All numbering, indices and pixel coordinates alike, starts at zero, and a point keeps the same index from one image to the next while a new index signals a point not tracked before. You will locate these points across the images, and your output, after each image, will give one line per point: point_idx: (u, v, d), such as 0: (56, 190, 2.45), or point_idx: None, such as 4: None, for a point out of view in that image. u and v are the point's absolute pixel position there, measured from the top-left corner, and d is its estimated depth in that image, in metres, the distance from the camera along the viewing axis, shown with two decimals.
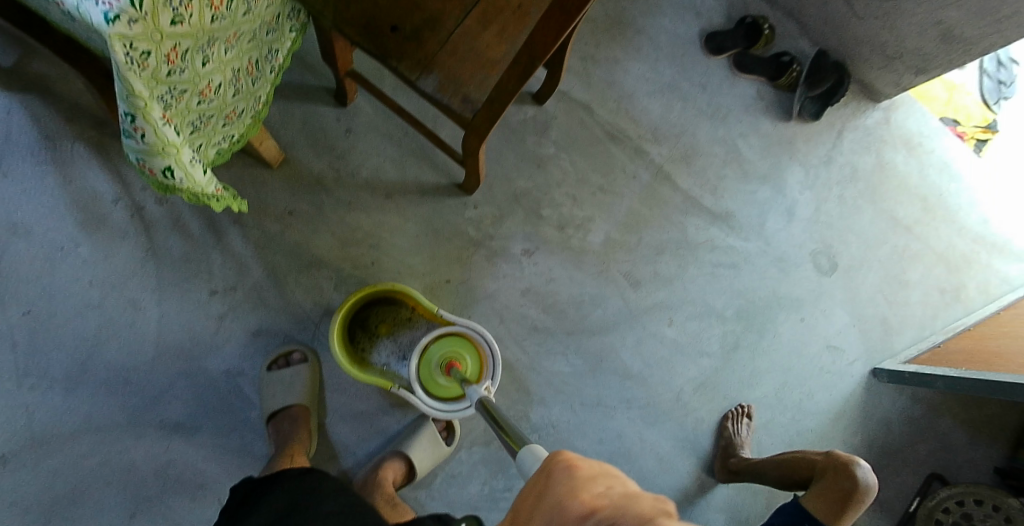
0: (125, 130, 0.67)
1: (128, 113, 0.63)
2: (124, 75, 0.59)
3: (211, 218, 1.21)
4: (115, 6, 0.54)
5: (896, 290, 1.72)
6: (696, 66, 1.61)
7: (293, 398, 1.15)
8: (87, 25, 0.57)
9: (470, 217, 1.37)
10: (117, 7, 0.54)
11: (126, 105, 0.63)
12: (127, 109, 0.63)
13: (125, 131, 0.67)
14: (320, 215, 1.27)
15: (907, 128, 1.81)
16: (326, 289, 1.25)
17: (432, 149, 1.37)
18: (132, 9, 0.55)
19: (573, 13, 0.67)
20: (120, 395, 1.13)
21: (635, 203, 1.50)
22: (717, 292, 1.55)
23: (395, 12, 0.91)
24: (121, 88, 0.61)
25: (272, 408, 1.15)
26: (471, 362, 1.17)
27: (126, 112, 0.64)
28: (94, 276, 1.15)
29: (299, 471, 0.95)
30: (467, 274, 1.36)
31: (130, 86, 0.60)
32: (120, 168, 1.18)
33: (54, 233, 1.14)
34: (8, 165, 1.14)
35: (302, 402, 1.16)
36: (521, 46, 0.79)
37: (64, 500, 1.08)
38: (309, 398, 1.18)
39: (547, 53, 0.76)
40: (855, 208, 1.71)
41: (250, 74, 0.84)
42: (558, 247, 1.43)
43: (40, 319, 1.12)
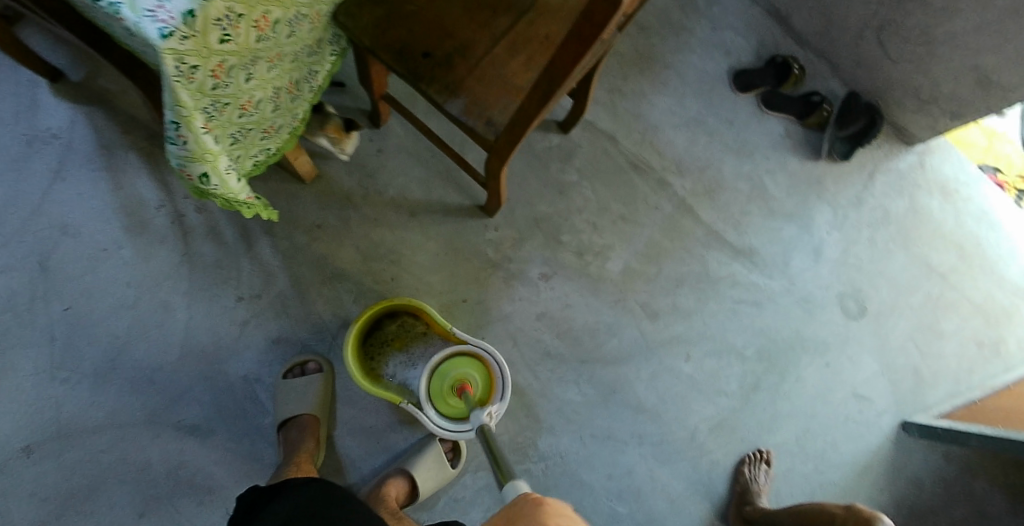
0: (169, 136, 0.70)
1: (173, 122, 0.66)
2: (172, 86, 0.61)
3: (244, 227, 1.25)
4: (169, 23, 0.56)
5: (930, 340, 1.65)
6: (724, 103, 1.62)
7: (305, 407, 1.16)
8: (142, 40, 0.60)
9: (490, 238, 1.39)
10: (172, 24, 0.56)
11: (171, 114, 0.66)
12: (172, 117, 0.66)
13: (169, 138, 0.70)
14: (346, 229, 1.30)
15: (943, 174, 1.77)
16: (345, 302, 1.27)
17: (458, 171, 1.40)
18: (185, 27, 0.57)
19: (591, 42, 0.68)
20: (143, 393, 1.15)
21: (655, 234, 1.50)
22: (738, 330, 1.52)
23: (428, 38, 0.95)
24: (169, 99, 0.64)
25: (283, 415, 1.16)
26: (479, 375, 1.18)
27: (171, 121, 0.67)
28: (131, 277, 1.19)
29: (299, 481, 0.94)
30: (483, 295, 1.37)
31: (177, 97, 0.63)
32: (164, 176, 1.23)
33: (99, 235, 1.19)
34: (68, 170, 1.21)
35: (312, 412, 1.17)
36: (541, 71, 0.80)
37: (80, 493, 1.09)
38: (320, 408, 1.19)
39: (566, 77, 0.77)
40: (886, 252, 1.66)
41: (290, 92, 0.89)
42: (576, 274, 1.43)
43: (79, 316, 1.16)
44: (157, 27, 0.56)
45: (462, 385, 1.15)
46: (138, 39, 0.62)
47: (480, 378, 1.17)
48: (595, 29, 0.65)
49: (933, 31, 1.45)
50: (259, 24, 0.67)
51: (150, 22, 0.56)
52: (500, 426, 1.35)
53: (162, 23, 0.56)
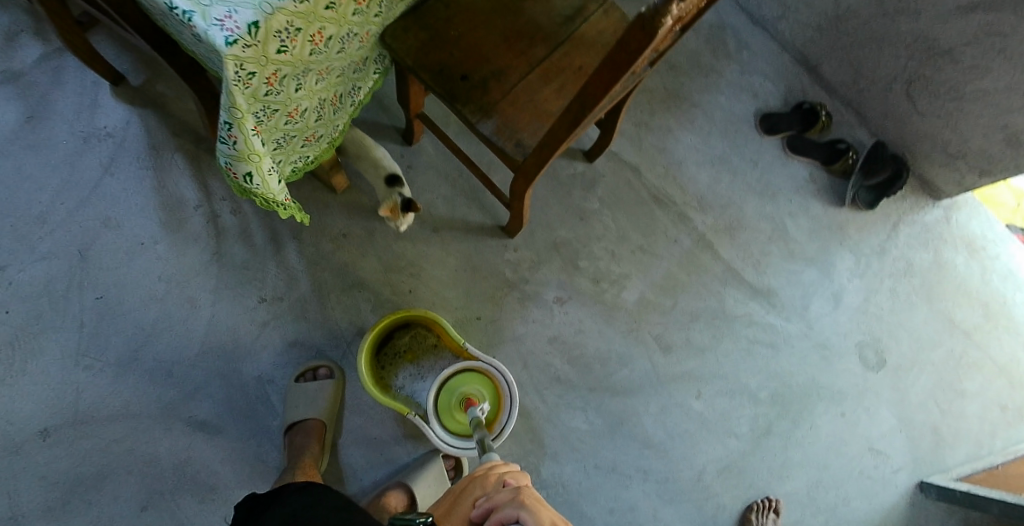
0: (221, 136, 0.73)
1: (226, 122, 0.70)
2: (229, 89, 0.65)
3: (273, 230, 1.27)
4: (235, 32, 0.62)
5: (951, 399, 1.61)
6: (749, 144, 1.64)
7: (313, 412, 1.17)
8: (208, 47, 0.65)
9: (508, 258, 1.42)
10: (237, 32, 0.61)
11: (226, 115, 0.70)
12: (226, 118, 0.70)
13: (221, 138, 0.73)
14: (371, 240, 1.33)
15: (969, 231, 1.75)
16: (363, 311, 1.29)
17: (482, 191, 1.44)
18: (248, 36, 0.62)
19: (623, 70, 0.66)
20: (160, 386, 1.14)
21: (673, 267, 1.51)
22: (752, 371, 1.50)
23: (467, 62, 0.99)
24: (225, 101, 0.67)
25: (292, 418, 1.16)
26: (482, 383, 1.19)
27: (224, 121, 0.71)
28: (164, 271, 1.18)
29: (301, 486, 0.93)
30: (497, 313, 1.39)
31: (233, 99, 0.67)
32: (204, 176, 1.23)
33: (136, 227, 1.18)
34: (114, 163, 1.19)
35: (318, 417, 1.17)
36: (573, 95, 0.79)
37: (87, 484, 1.07)
38: (327, 415, 1.19)
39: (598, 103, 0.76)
40: (907, 304, 1.64)
41: (333, 105, 0.93)
42: (590, 300, 1.45)
43: (109, 306, 1.14)
44: (223, 35, 0.61)
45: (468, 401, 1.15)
46: (203, 46, 0.67)
47: (483, 386, 1.18)
48: (618, 73, 0.67)
49: (962, 87, 1.46)
50: (314, 38, 0.72)
51: (217, 30, 0.61)
52: (504, 448, 1.34)
53: (229, 31, 0.61)
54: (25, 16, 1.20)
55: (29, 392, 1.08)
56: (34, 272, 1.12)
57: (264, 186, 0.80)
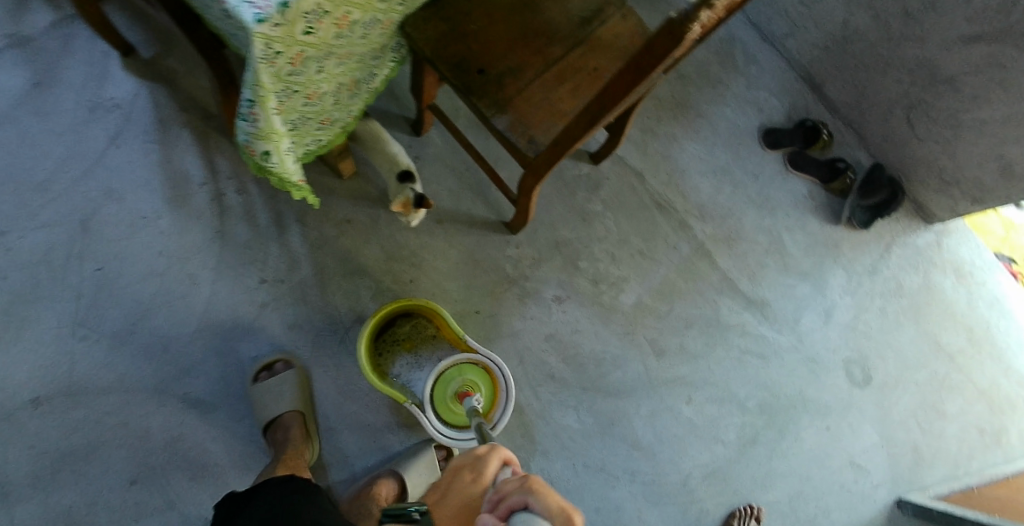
0: (242, 113, 0.73)
1: (249, 99, 0.70)
2: (256, 67, 0.66)
3: (278, 212, 1.26)
4: (265, 12, 0.61)
5: (933, 420, 1.64)
6: (751, 157, 1.67)
7: (285, 406, 1.14)
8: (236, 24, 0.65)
9: (510, 254, 1.43)
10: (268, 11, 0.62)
11: (249, 93, 0.70)
12: (249, 96, 0.70)
13: (242, 115, 0.73)
14: (375, 227, 1.33)
15: (959, 256, 1.79)
16: (363, 297, 1.29)
17: (488, 187, 1.45)
18: (279, 16, 0.62)
19: (648, 73, 0.66)
20: (155, 361, 1.13)
21: (670, 273, 1.53)
22: (742, 380, 1.53)
23: (485, 57, 1.00)
24: (250, 78, 0.68)
25: (266, 417, 1.13)
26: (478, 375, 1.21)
27: (247, 99, 0.71)
28: (166, 246, 1.17)
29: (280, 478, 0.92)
30: (496, 308, 1.40)
31: (258, 77, 0.67)
32: (212, 153, 1.23)
33: (141, 201, 1.17)
34: (122, 135, 1.18)
35: (292, 409, 1.14)
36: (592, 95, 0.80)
37: (76, 455, 1.06)
38: (302, 403, 1.16)
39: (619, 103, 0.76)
40: (896, 324, 1.67)
41: (350, 90, 0.94)
42: (588, 300, 1.46)
43: (109, 278, 1.13)
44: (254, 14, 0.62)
45: (465, 392, 1.16)
46: (230, 22, 0.67)
47: (480, 377, 1.20)
48: (640, 75, 0.68)
49: (961, 116, 1.49)
50: (340, 22, 0.72)
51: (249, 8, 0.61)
52: (495, 442, 1.35)
53: (260, 9, 0.60)
54: None
55: (22, 360, 1.07)
56: (35, 239, 1.11)
57: (280, 164, 0.81)
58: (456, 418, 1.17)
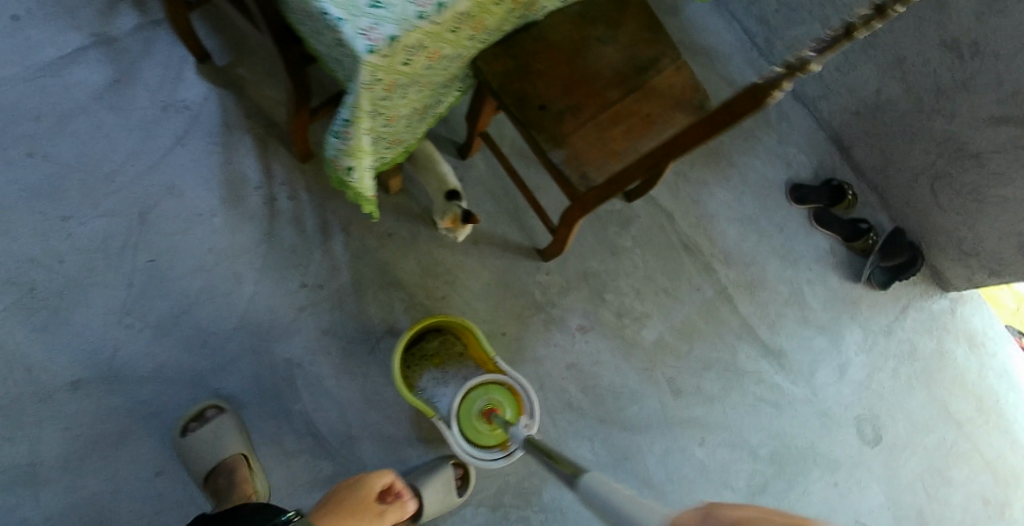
0: (334, 132, 0.78)
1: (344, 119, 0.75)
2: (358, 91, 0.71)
3: (324, 220, 1.31)
4: (375, 42, 0.66)
5: (938, 485, 1.65)
6: (777, 209, 1.72)
7: (228, 450, 1.08)
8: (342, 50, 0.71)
9: (540, 281, 1.47)
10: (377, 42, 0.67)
11: (345, 113, 0.75)
12: (345, 116, 0.75)
13: (334, 133, 0.78)
14: (414, 243, 1.37)
15: (972, 325, 1.82)
16: (396, 310, 1.32)
17: (525, 213, 1.49)
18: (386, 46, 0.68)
19: (719, 128, 0.71)
20: (194, 354, 1.16)
21: (693, 313, 1.56)
22: (755, 427, 1.54)
23: (546, 94, 1.06)
24: (350, 101, 0.73)
25: (205, 466, 1.07)
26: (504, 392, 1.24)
27: (343, 118, 0.75)
28: (216, 244, 1.21)
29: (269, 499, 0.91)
30: (523, 332, 1.43)
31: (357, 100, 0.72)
32: (269, 159, 1.28)
33: (198, 198, 1.22)
34: (187, 134, 1.24)
35: (235, 452, 1.08)
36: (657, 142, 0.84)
37: (108, 441, 1.07)
38: (244, 445, 1.11)
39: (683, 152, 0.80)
40: (907, 386, 1.70)
41: (420, 114, 0.99)
42: (611, 332, 1.49)
43: (160, 269, 1.16)
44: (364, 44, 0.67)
45: (490, 410, 1.19)
46: (337, 49, 0.72)
47: (510, 395, 1.22)
48: (711, 131, 0.72)
49: (984, 191, 1.54)
50: (431, 54, 0.78)
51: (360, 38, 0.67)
52: (511, 465, 1.34)
53: (370, 41, 0.66)
54: None
55: (69, 344, 1.09)
56: (93, 228, 1.14)
57: (361, 181, 0.84)
58: (477, 433, 1.19)
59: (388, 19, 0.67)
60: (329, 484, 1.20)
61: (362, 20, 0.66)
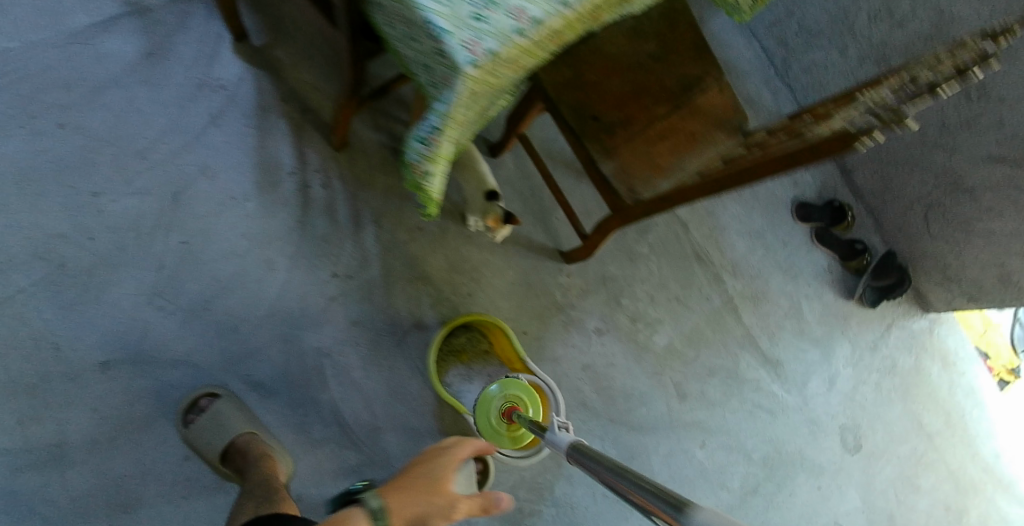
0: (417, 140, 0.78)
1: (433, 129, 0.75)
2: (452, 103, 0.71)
3: (357, 211, 1.30)
4: (476, 56, 0.67)
5: (908, 492, 1.78)
6: (783, 225, 1.80)
7: (234, 430, 1.05)
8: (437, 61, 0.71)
9: (560, 282, 1.50)
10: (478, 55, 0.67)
11: (433, 123, 0.75)
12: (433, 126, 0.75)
13: (417, 141, 0.78)
14: (443, 238, 1.38)
15: (946, 345, 1.95)
16: (423, 304, 1.33)
17: (550, 215, 1.52)
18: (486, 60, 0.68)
19: (796, 163, 0.75)
20: (224, 340, 1.14)
21: (701, 321, 1.62)
22: (751, 432, 1.62)
23: (598, 106, 1.08)
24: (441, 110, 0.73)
25: (217, 449, 1.04)
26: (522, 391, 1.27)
27: (430, 126, 0.76)
28: (250, 229, 1.19)
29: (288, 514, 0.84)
30: (542, 332, 1.47)
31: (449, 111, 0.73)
32: (304, 145, 1.26)
33: (232, 181, 1.19)
34: (223, 114, 1.21)
35: (242, 430, 1.05)
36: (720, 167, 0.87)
37: (135, 424, 1.05)
38: (250, 423, 1.08)
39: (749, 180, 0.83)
40: (887, 400, 1.81)
41: (481, 120, 0.99)
42: (624, 336, 1.54)
43: (192, 252, 1.14)
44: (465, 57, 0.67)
45: (511, 408, 1.19)
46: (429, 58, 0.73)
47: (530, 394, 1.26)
48: (786, 165, 0.76)
49: (975, 223, 1.64)
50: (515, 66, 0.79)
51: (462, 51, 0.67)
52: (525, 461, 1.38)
53: (472, 55, 0.67)
54: None
55: (99, 324, 1.06)
56: (125, 206, 1.11)
57: (438, 188, 0.84)
58: (495, 433, 1.21)
59: (489, 33, 0.68)
60: (352, 473, 1.21)
61: (465, 33, 0.67)
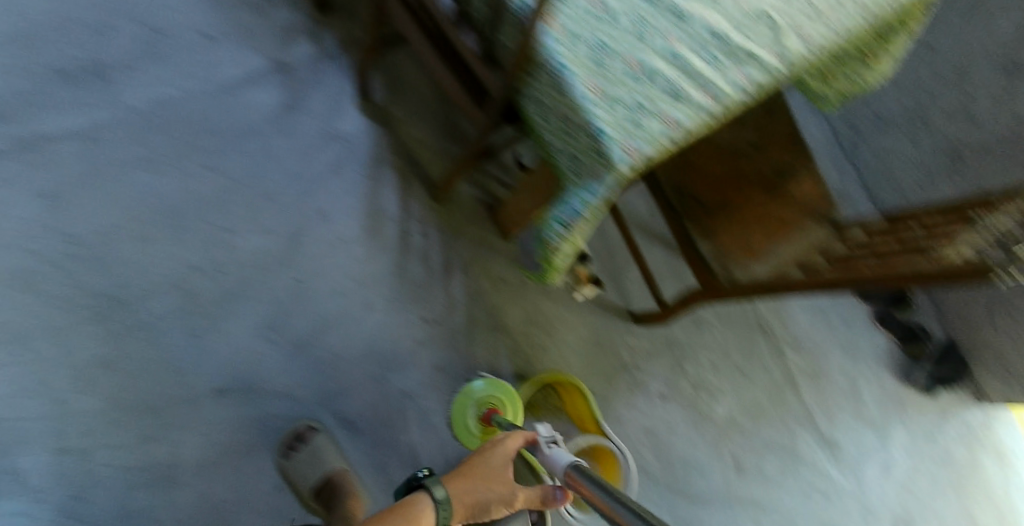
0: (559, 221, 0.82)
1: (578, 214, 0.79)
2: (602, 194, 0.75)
3: (449, 261, 1.37)
4: (631, 156, 0.72)
5: None
6: (844, 305, 1.83)
7: (327, 469, 1.08)
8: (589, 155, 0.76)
9: (629, 343, 1.54)
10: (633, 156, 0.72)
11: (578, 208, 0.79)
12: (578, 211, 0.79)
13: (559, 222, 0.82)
14: (523, 292, 1.44)
15: (1004, 441, 1.92)
16: (502, 356, 1.38)
17: (623, 276, 1.57)
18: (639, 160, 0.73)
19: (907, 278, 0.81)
20: (322, 375, 1.20)
21: (761, 395, 1.64)
22: (805, 513, 1.62)
23: (701, 188, 1.15)
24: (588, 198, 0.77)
25: (308, 485, 1.08)
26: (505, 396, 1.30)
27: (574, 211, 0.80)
28: (354, 271, 1.27)
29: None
30: (609, 391, 1.50)
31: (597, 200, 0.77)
32: (408, 196, 1.35)
33: (343, 226, 1.27)
34: (340, 163, 1.30)
35: (337, 468, 1.09)
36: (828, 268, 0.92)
37: (237, 451, 1.10)
38: (342, 461, 1.11)
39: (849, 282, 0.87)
40: (943, 493, 1.78)
41: None
42: (687, 403, 1.56)
43: (303, 289, 1.21)
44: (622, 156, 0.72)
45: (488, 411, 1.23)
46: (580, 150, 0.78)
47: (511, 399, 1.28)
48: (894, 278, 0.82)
49: None
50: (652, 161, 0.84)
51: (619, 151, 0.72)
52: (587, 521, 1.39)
53: (628, 154, 0.72)
54: (305, 17, 1.33)
55: (219, 353, 1.13)
56: (251, 244, 1.19)
57: (564, 261, 0.87)
58: (468, 433, 1.24)
59: (644, 136, 0.73)
60: None
61: (624, 135, 0.72)
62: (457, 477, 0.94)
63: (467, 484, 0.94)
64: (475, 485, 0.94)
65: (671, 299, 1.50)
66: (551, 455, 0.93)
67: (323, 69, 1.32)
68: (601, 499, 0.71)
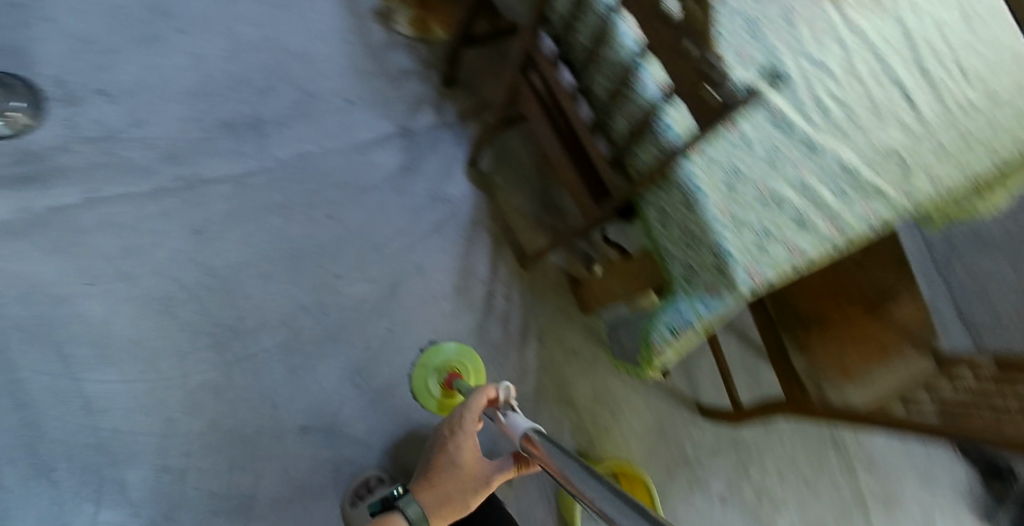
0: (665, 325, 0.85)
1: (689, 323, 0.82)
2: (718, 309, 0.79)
3: (528, 330, 1.39)
4: (754, 281, 0.75)
5: None
6: None
7: None
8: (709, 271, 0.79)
9: (693, 436, 1.51)
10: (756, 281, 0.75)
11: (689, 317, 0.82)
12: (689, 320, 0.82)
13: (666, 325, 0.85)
14: (593, 367, 1.44)
15: None
16: (565, 430, 1.38)
17: (695, 366, 1.55)
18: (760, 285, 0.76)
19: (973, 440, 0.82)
20: (401, 426, 1.17)
21: (827, 514, 1.56)
22: None
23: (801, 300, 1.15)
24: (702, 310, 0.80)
25: None
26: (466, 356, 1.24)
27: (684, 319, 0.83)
28: (443, 328, 1.27)
29: None
30: (667, 484, 1.46)
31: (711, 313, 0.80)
32: (497, 260, 1.39)
33: (438, 282, 1.30)
34: (443, 223, 1.35)
35: None
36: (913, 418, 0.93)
37: (309, 495, 1.07)
38: None
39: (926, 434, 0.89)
40: None
41: None
42: (746, 509, 1.50)
43: (394, 338, 1.21)
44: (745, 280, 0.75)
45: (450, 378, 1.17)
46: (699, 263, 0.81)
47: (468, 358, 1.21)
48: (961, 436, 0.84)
49: None
50: None
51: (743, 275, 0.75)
52: None
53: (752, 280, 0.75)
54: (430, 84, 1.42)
55: (311, 394, 1.11)
56: (355, 290, 1.21)
57: (664, 365, 0.90)
58: (427, 396, 1.18)
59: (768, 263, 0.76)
60: None
61: (750, 260, 0.75)
62: (428, 486, 0.94)
63: (439, 490, 0.93)
64: (446, 490, 0.93)
65: (744, 403, 1.46)
66: (508, 422, 0.85)
67: (440, 134, 1.40)
68: (558, 464, 0.66)
